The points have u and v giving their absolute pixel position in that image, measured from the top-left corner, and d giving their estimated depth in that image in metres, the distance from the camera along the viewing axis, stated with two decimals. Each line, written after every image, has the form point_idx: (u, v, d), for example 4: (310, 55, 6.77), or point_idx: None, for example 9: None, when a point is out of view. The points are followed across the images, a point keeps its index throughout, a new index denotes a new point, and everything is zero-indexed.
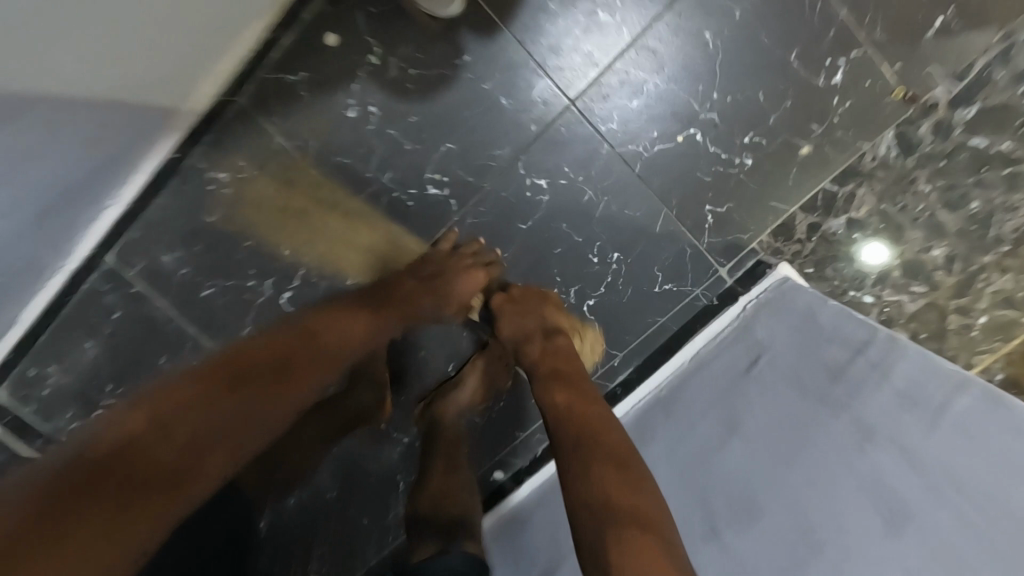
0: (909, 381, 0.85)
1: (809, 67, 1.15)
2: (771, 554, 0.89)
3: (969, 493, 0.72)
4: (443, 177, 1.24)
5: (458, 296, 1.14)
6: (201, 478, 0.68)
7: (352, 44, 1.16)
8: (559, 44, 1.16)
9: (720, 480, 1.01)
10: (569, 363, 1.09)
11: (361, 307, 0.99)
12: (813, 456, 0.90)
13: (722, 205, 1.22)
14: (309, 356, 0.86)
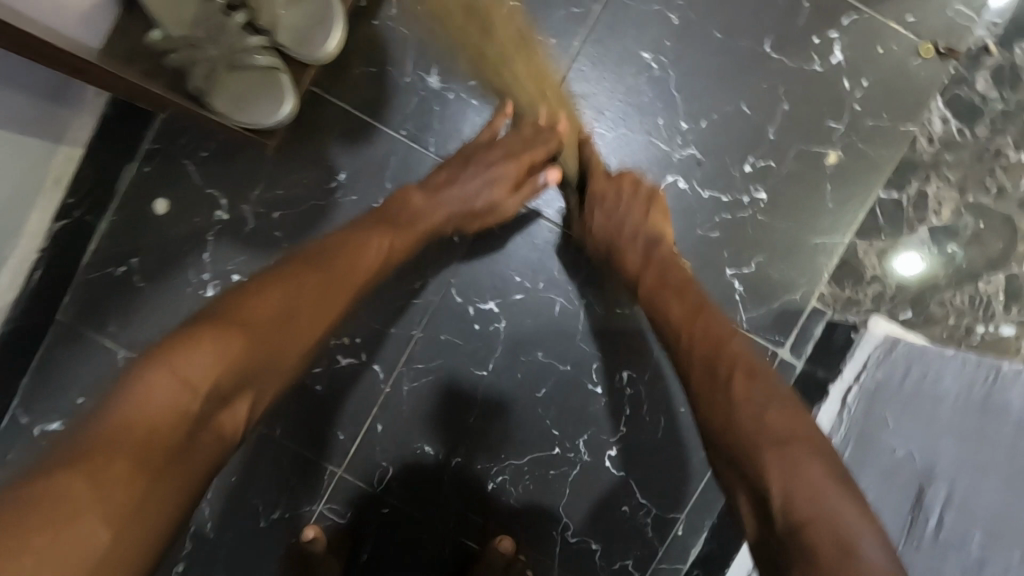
0: None
1: (794, 55, 0.84)
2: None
3: None
4: (353, 339, 0.87)
5: (497, 189, 0.77)
6: (224, 425, 0.49)
7: (190, 203, 0.86)
8: (459, 123, 0.85)
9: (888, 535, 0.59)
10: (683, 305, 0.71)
11: (381, 226, 0.69)
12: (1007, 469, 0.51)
13: (749, 263, 0.85)
14: (312, 295, 0.59)
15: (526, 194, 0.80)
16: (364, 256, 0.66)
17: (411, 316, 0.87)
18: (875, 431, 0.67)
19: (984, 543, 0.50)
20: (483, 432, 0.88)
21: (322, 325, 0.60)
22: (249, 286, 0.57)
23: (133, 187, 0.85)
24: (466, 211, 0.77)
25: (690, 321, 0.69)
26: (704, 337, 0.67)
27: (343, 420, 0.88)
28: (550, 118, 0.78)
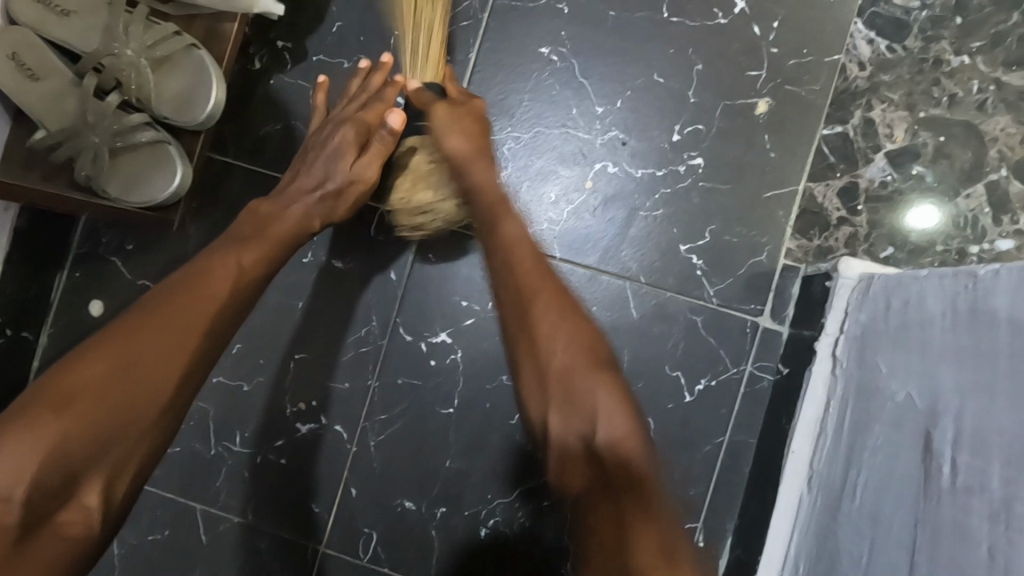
0: None
1: (695, 13, 0.80)
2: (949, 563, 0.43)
3: None
4: (309, 403, 0.83)
5: (344, 158, 0.74)
6: (69, 521, 0.49)
7: (125, 298, 0.84)
8: None
9: (902, 495, 0.51)
10: (562, 325, 0.60)
11: (233, 248, 0.64)
12: (999, 401, 0.43)
13: (702, 233, 0.79)
14: (154, 349, 0.54)
15: (380, 150, 0.75)
16: (220, 291, 0.59)
17: (364, 366, 0.83)
18: (873, 380, 0.59)
19: (1004, 478, 0.41)
20: (462, 475, 0.81)
21: (175, 370, 0.54)
22: (88, 347, 0.53)
23: (68, 292, 0.84)
24: (320, 194, 0.72)
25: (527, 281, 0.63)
26: (566, 370, 0.58)
27: (316, 492, 0.82)
28: (368, 72, 0.79)
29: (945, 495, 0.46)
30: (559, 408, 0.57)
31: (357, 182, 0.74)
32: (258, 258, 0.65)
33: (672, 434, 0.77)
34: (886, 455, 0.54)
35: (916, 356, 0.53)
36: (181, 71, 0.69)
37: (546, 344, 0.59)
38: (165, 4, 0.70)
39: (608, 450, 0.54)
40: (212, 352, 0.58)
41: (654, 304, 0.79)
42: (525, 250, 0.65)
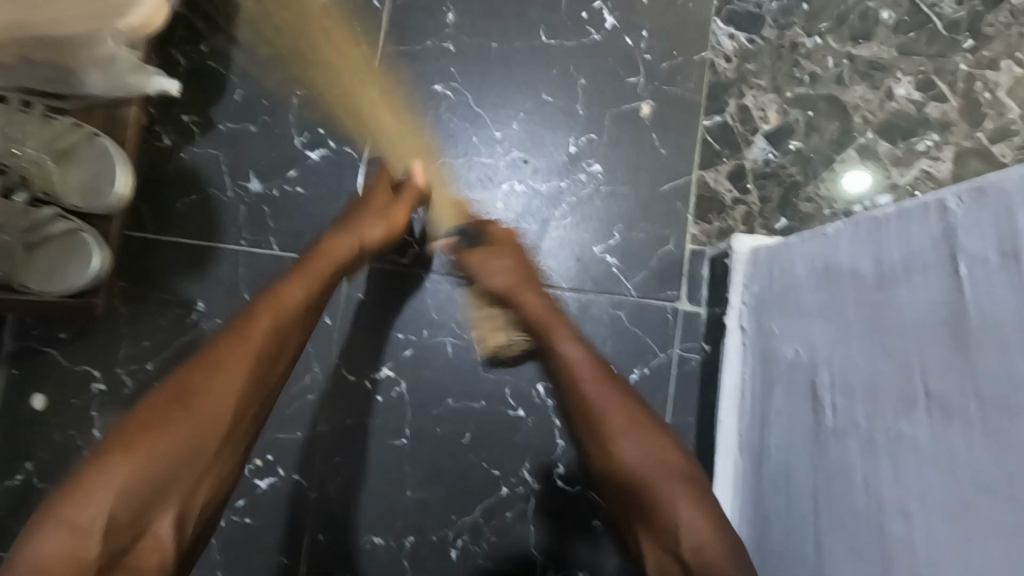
0: (904, 261, 0.43)
1: (570, 34, 0.87)
2: (843, 503, 0.47)
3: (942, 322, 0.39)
4: (264, 458, 0.84)
5: (374, 198, 0.77)
6: (148, 550, 0.52)
7: (65, 386, 0.84)
8: (297, 215, 0.86)
9: (801, 449, 0.55)
10: (635, 432, 0.59)
11: (287, 278, 0.65)
12: (853, 348, 0.48)
13: (611, 233, 0.84)
14: (208, 388, 0.56)
15: (409, 201, 0.79)
16: (272, 323, 0.61)
17: (313, 411, 0.84)
18: (769, 342, 0.64)
19: (865, 412, 0.46)
20: (425, 503, 0.83)
21: (230, 408, 0.57)
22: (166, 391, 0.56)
23: (7, 390, 0.84)
24: (356, 232, 0.73)
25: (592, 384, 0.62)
26: (639, 475, 0.57)
27: (283, 546, 0.83)
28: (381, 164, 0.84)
29: (830, 443, 0.50)
30: (642, 518, 0.57)
31: (388, 222, 0.76)
32: (310, 284, 0.66)
33: None
34: (786, 416, 0.59)
35: (794, 319, 0.59)
36: (85, 159, 0.71)
37: (614, 448, 0.59)
38: (63, 100, 0.73)
39: (705, 567, 0.52)
40: (263, 388, 0.60)
41: (578, 307, 0.83)
42: (587, 363, 0.64)
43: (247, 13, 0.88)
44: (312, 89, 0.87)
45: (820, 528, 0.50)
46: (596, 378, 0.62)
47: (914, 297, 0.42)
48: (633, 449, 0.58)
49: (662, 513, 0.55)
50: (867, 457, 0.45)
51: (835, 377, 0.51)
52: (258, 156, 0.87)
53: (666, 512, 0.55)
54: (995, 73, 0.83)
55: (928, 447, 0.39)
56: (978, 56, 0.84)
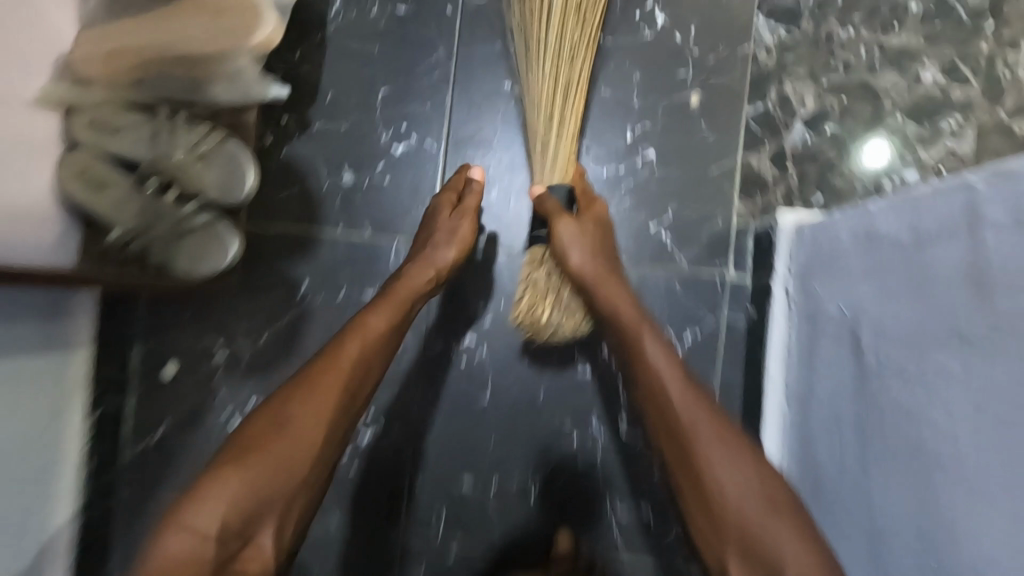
0: (938, 231, 0.54)
1: (626, 32, 0.96)
2: (892, 431, 0.59)
3: (970, 283, 0.50)
4: (368, 415, 0.96)
5: (443, 211, 0.88)
6: (254, 555, 0.63)
7: (193, 356, 0.98)
8: (386, 203, 0.98)
9: (846, 391, 0.66)
10: (725, 451, 0.66)
11: (365, 317, 0.77)
12: (895, 305, 0.59)
13: (665, 212, 0.95)
14: (299, 417, 0.68)
15: (473, 206, 0.88)
16: (347, 368, 0.72)
17: (406, 375, 0.96)
18: (814, 303, 0.75)
19: (908, 354, 0.57)
20: (506, 451, 0.96)
21: (316, 432, 0.68)
22: (264, 415, 0.68)
23: (143, 359, 0.98)
24: (434, 252, 0.85)
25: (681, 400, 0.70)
26: (738, 506, 0.64)
27: (385, 489, 0.95)
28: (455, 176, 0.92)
29: (878, 383, 0.61)
30: (737, 546, 0.63)
31: (457, 240, 0.86)
32: (385, 319, 0.77)
33: None
34: (833, 365, 0.70)
35: (837, 283, 0.69)
36: (218, 161, 0.82)
37: (710, 474, 0.66)
38: (194, 106, 0.83)
39: None
40: (347, 409, 0.72)
41: (637, 278, 0.94)
42: (679, 377, 0.71)
43: (335, 22, 0.98)
44: (395, 90, 0.98)
45: (872, 453, 0.62)
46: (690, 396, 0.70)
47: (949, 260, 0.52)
48: (733, 480, 0.65)
49: (760, 539, 0.62)
50: (910, 393, 0.56)
51: (878, 328, 0.61)
52: (349, 151, 0.98)
53: (764, 537, 0.62)
54: (1017, 53, 0.90)
55: (966, 377, 0.50)
56: (999, 37, 0.91)
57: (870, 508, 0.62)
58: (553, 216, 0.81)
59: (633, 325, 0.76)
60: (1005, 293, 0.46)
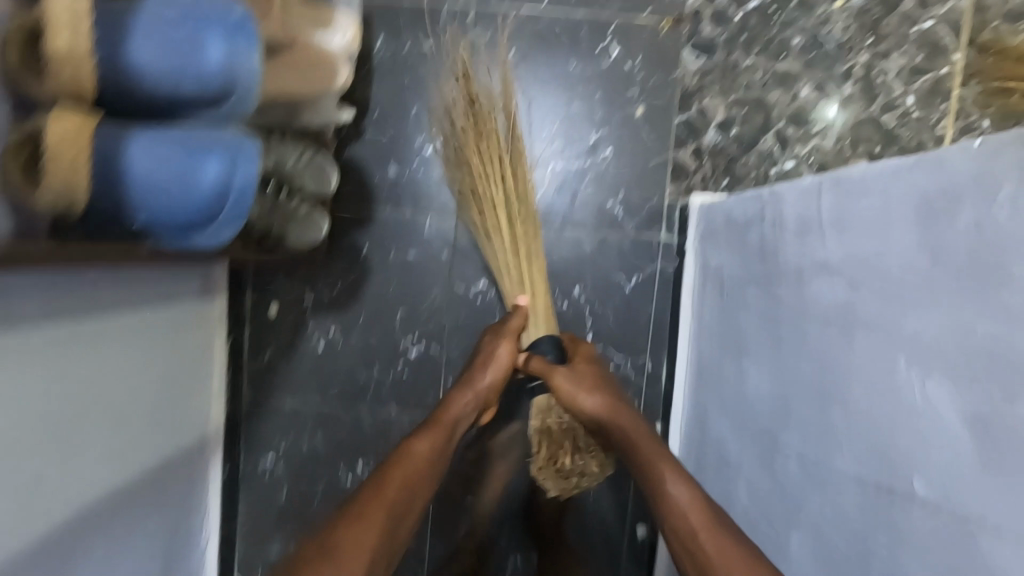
0: (748, 219, 0.94)
1: (590, 61, 1.33)
2: (726, 333, 1.03)
3: (756, 250, 0.91)
4: (414, 336, 1.38)
5: (501, 341, 1.14)
6: None
7: (287, 301, 1.38)
8: (420, 189, 1.36)
9: (714, 313, 1.09)
10: (678, 484, 0.85)
11: (417, 436, 0.95)
12: (733, 261, 1.01)
13: (618, 193, 1.34)
14: (352, 536, 0.76)
15: (512, 327, 1.16)
16: (403, 482, 0.86)
17: (438, 312, 1.38)
18: (704, 258, 1.17)
19: (736, 290, 0.99)
20: None
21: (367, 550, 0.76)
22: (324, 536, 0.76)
23: (252, 303, 1.38)
24: (485, 385, 1.10)
25: (645, 455, 0.92)
26: (688, 531, 0.80)
27: (426, 388, 1.39)
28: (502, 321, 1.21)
29: (725, 307, 1.04)
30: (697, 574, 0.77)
31: (497, 365, 1.12)
32: (428, 443, 0.94)
33: (621, 313, 1.35)
34: (708, 297, 1.13)
35: (712, 246, 1.12)
36: (314, 168, 1.21)
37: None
38: (286, 130, 1.22)
39: None
40: (394, 528, 0.81)
41: (598, 241, 1.35)
42: (643, 438, 0.95)
43: (378, 55, 1.34)
44: (423, 106, 1.35)
45: (718, 347, 1.06)
46: (644, 444, 0.94)
47: (751, 237, 0.93)
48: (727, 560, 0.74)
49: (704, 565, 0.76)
50: (734, 312, 1.00)
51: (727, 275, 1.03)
52: (392, 152, 1.36)
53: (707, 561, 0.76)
54: (887, 66, 1.27)
55: (751, 302, 0.92)
56: (866, 60, 1.28)
57: (715, 380, 1.07)
58: (550, 373, 1.08)
59: (644, 449, 0.93)
60: (765, 257, 0.87)
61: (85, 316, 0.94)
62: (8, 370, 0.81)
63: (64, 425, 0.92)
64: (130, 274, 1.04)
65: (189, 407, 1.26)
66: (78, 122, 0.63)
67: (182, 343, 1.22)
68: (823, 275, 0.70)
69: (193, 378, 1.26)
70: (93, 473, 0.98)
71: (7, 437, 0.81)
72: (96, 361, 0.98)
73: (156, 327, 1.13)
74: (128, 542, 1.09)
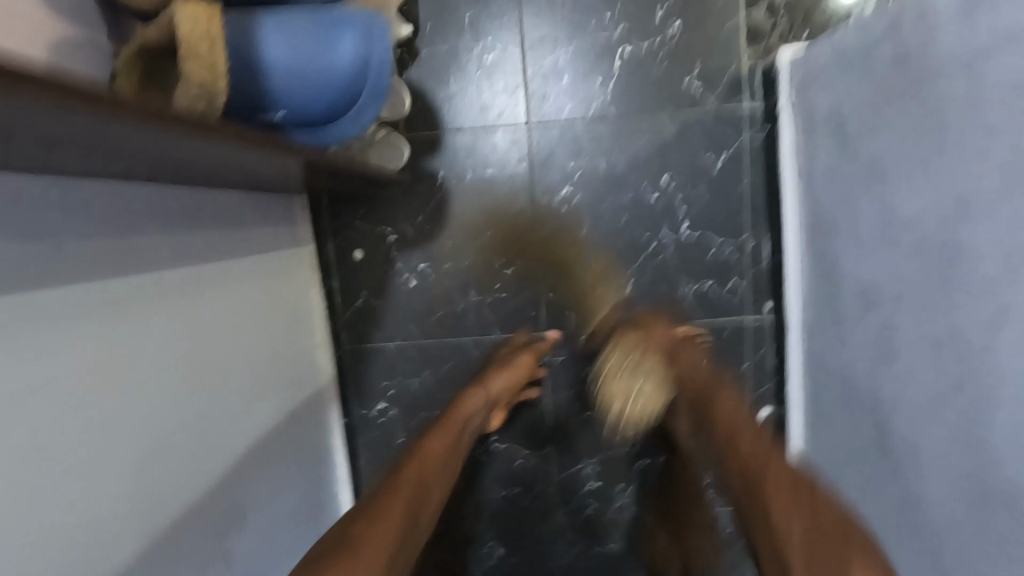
0: (875, 38, 0.89)
1: None
2: (862, 173, 0.99)
3: (896, 65, 0.85)
4: (507, 256, 1.35)
5: (511, 358, 1.29)
6: None
7: (371, 242, 1.35)
8: (486, 101, 1.31)
9: (840, 160, 1.05)
10: (779, 469, 0.90)
11: (431, 437, 1.08)
12: (860, 90, 0.95)
13: (694, 66, 1.27)
14: (383, 522, 0.83)
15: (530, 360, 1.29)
16: (418, 483, 0.95)
17: (525, 226, 1.34)
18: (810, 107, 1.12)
19: (869, 121, 0.94)
20: (605, 265, 1.35)
21: (394, 533, 0.83)
22: (342, 523, 0.82)
23: (337, 250, 1.35)
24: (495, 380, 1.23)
25: (764, 463, 0.92)
26: (788, 539, 0.81)
27: (528, 305, 1.36)
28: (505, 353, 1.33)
29: (856, 146, 1.00)
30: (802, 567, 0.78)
31: (516, 352, 1.30)
32: (442, 441, 1.08)
33: (714, 192, 1.30)
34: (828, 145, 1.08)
35: (820, 89, 1.06)
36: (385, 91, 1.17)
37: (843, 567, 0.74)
38: None
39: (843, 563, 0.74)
40: (413, 519, 0.89)
41: (680, 121, 1.29)
42: (742, 418, 1.03)
43: None
44: (476, 12, 1.28)
45: (852, 189, 1.02)
46: (755, 440, 0.97)
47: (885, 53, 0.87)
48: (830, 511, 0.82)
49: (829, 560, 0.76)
50: (870, 145, 0.96)
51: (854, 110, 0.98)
52: (452, 66, 1.30)
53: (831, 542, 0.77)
54: None
55: (898, 121, 0.87)
56: None
57: (852, 227, 1.03)
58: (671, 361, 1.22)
59: (761, 451, 0.95)
60: (916, 66, 0.81)
61: (207, 255, 0.94)
62: (144, 310, 0.81)
63: (211, 367, 0.94)
64: (234, 212, 1.03)
65: (304, 349, 1.26)
66: (205, 7, 0.60)
67: (288, 289, 1.21)
68: (1013, 45, 0.65)
69: (301, 323, 1.26)
70: (240, 411, 1.01)
71: (160, 381, 0.83)
72: (226, 302, 0.99)
73: (263, 270, 1.12)
74: (283, 482, 1.13)
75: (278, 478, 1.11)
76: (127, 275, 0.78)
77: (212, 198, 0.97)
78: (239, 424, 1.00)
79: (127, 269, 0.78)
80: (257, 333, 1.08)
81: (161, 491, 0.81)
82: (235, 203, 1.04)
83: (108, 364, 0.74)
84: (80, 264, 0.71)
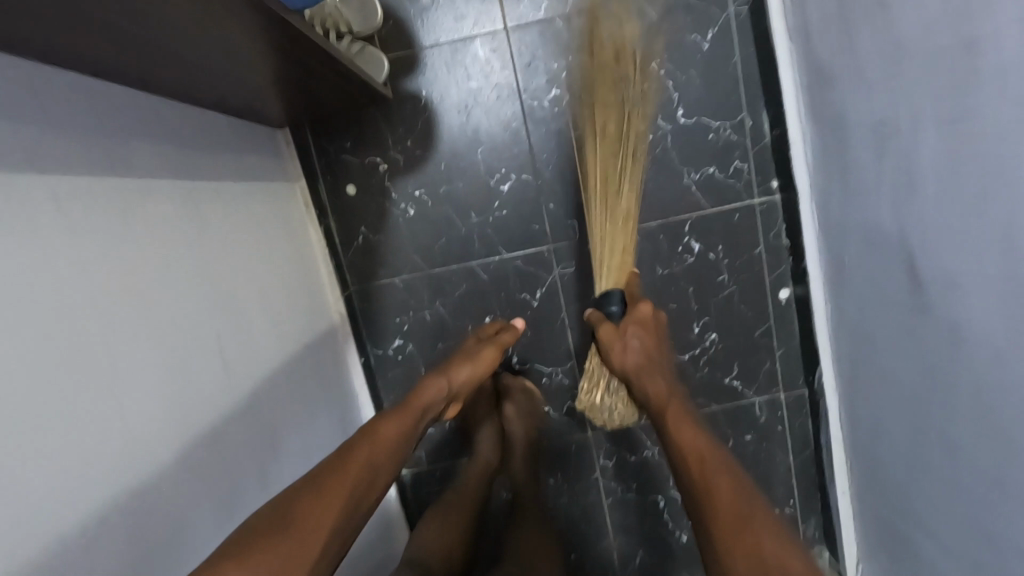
0: None
1: None
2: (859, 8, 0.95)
3: None
4: (503, 170, 1.31)
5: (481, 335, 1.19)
6: None
7: (361, 175, 1.31)
8: (460, 11, 1.26)
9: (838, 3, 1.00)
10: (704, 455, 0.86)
11: (384, 415, 0.89)
12: None
13: None
14: (313, 508, 0.69)
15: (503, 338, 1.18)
16: (370, 473, 0.79)
17: (518, 136, 1.29)
18: None
19: None
20: None
21: (332, 516, 0.70)
22: (276, 504, 0.69)
23: (328, 187, 1.31)
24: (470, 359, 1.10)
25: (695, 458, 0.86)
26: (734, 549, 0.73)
27: (531, 218, 1.32)
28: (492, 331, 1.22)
29: None
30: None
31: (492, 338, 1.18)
32: (394, 425, 0.89)
33: (706, 73, 1.27)
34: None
35: None
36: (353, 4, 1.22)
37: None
38: None
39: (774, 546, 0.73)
40: (352, 512, 0.74)
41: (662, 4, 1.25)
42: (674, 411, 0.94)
43: None
44: None
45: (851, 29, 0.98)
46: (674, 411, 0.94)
47: None
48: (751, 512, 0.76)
49: None
50: None
51: None
52: None
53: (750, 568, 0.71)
54: None
55: None
56: None
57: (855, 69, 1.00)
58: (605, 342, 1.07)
59: (699, 465, 0.85)
60: None
61: (201, 171, 0.91)
62: (152, 219, 0.77)
63: (226, 293, 0.91)
64: (220, 134, 0.99)
65: (310, 287, 1.23)
66: None
67: (285, 221, 1.18)
68: None
69: (304, 258, 1.23)
70: (259, 335, 0.98)
71: (180, 295, 0.80)
72: (228, 223, 0.96)
73: (258, 196, 1.09)
74: (310, 409, 1.11)
75: (305, 409, 1.09)
76: (129, 179, 0.74)
77: (199, 116, 0.93)
78: (260, 348, 0.97)
79: (132, 174, 0.75)
80: (262, 260, 1.05)
81: (199, 405, 0.79)
82: (222, 128, 1.00)
83: (127, 270, 0.71)
84: (80, 165, 0.66)
